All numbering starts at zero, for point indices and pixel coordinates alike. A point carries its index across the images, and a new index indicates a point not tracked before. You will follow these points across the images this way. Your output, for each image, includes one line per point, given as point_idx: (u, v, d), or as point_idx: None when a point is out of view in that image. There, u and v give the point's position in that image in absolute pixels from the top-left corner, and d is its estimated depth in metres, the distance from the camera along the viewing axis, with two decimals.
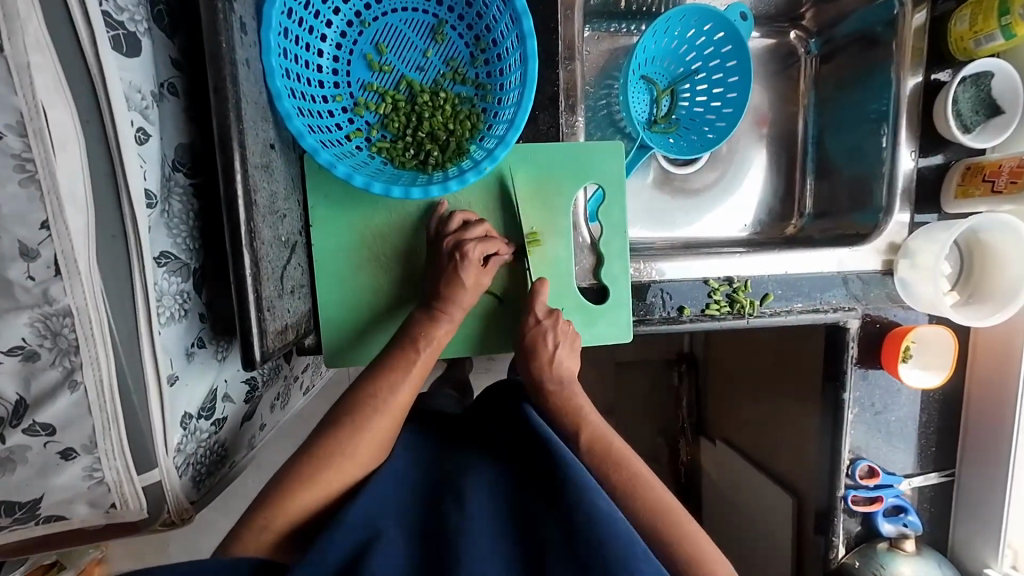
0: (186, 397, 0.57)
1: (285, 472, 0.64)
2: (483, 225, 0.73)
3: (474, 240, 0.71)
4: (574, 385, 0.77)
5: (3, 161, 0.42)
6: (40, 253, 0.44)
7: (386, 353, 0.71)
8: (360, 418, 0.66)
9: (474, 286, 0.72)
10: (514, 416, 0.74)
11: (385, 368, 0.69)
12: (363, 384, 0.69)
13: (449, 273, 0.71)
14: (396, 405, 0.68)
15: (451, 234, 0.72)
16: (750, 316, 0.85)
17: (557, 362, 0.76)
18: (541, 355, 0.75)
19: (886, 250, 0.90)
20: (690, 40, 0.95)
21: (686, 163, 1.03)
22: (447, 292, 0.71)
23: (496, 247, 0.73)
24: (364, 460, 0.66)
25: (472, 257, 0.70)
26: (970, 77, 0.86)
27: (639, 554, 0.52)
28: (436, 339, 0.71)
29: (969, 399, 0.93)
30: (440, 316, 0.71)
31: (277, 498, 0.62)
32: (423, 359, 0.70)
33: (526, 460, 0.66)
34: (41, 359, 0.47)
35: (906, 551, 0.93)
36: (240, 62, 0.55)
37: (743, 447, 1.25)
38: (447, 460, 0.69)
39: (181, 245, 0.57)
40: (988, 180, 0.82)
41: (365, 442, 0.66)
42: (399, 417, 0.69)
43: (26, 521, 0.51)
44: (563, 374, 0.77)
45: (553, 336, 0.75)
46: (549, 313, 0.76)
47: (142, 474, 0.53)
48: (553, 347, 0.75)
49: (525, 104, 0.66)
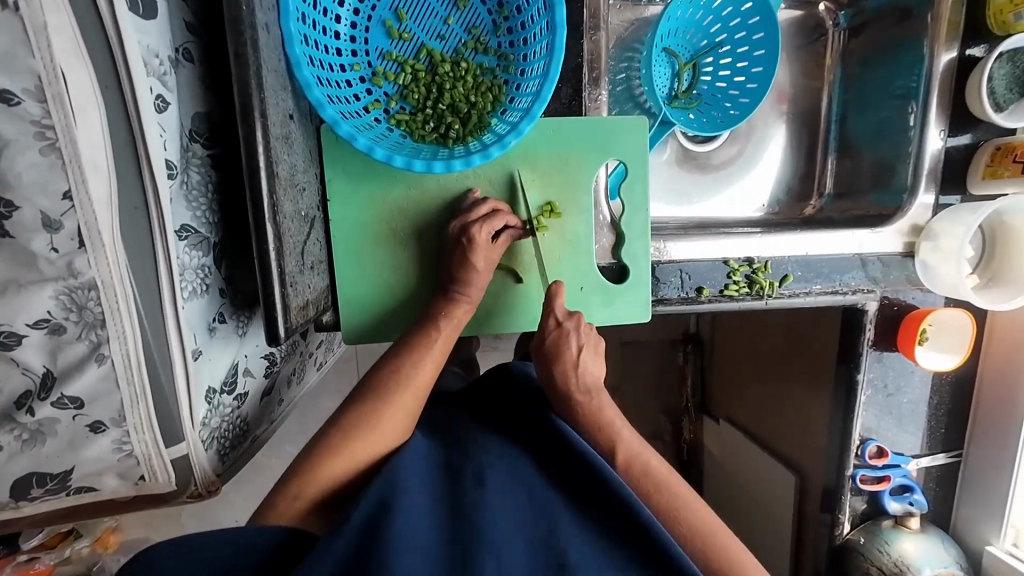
0: (209, 371, 0.57)
1: (316, 447, 0.63)
2: (490, 202, 0.72)
3: (480, 221, 0.69)
4: (602, 394, 0.72)
5: (23, 128, 0.40)
6: (63, 224, 0.43)
7: (410, 333, 0.71)
8: (382, 393, 0.67)
9: (487, 265, 0.71)
10: (527, 403, 0.74)
11: (408, 346, 0.69)
12: (383, 363, 0.69)
13: (460, 256, 0.70)
14: (420, 383, 0.68)
15: (457, 218, 0.71)
16: (769, 297, 0.84)
17: (580, 369, 0.71)
18: (566, 360, 0.71)
19: (909, 232, 0.89)
20: (716, 11, 0.92)
21: (704, 140, 1.01)
22: (461, 274, 0.70)
23: (503, 221, 0.71)
24: (389, 434, 0.66)
25: (479, 240, 0.69)
26: (1006, 53, 0.83)
27: (659, 543, 0.54)
28: (455, 317, 0.71)
29: (981, 382, 0.94)
30: (460, 300, 0.71)
31: (299, 471, 0.62)
32: (443, 336, 0.70)
33: (546, 447, 0.66)
34: (67, 332, 0.46)
35: (911, 528, 0.96)
36: (260, 26, 0.52)
37: (746, 426, 1.26)
38: (459, 443, 0.67)
39: (201, 218, 0.55)
40: (1019, 161, 0.80)
41: (390, 415, 0.66)
42: (422, 392, 0.69)
43: (58, 492, 0.51)
44: (590, 383, 0.72)
45: (577, 339, 0.72)
46: (569, 316, 0.73)
47: (171, 447, 0.53)
48: (577, 352, 0.71)
49: (552, 75, 0.63)
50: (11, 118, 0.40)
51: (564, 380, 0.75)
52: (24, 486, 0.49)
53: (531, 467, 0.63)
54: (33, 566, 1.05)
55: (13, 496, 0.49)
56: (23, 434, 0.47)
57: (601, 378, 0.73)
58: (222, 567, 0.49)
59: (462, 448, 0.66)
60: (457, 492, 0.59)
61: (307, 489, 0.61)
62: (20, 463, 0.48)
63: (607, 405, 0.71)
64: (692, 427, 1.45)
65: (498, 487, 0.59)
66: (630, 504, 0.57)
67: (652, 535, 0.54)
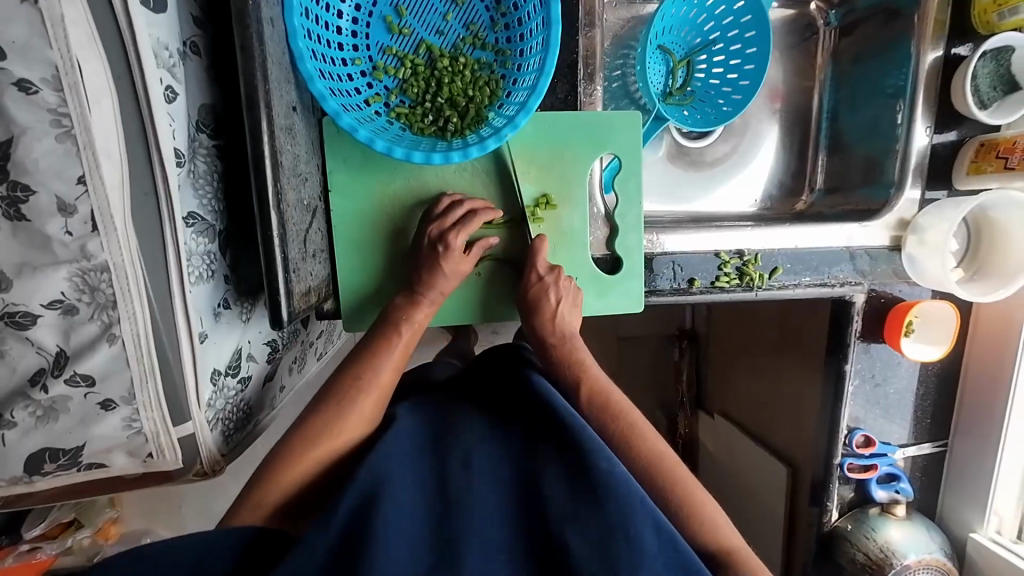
0: (215, 353, 0.59)
1: (301, 428, 0.65)
2: (465, 203, 0.73)
3: (455, 227, 0.71)
4: (575, 339, 0.78)
5: (40, 116, 0.42)
6: (77, 209, 0.45)
7: (374, 334, 0.72)
8: (346, 398, 0.67)
9: (455, 273, 0.73)
10: (513, 380, 0.75)
11: (370, 349, 0.71)
12: (350, 364, 0.70)
13: (431, 261, 0.72)
14: (380, 386, 0.69)
15: (435, 221, 0.72)
16: (759, 289, 0.86)
17: (558, 318, 0.77)
18: (545, 310, 0.76)
19: (895, 226, 0.91)
20: (710, 9, 0.94)
21: (699, 136, 1.03)
22: (428, 278, 0.72)
23: (480, 223, 0.72)
24: (359, 430, 0.67)
25: (455, 246, 0.71)
26: (991, 52, 0.85)
27: (634, 502, 0.55)
28: (417, 322, 0.72)
29: (966, 373, 0.96)
30: (422, 302, 0.73)
31: (299, 452, 0.63)
32: (405, 341, 0.72)
33: (530, 421, 0.67)
34: (80, 312, 0.48)
35: (898, 515, 0.98)
36: (265, 20, 0.55)
37: (740, 418, 1.28)
38: (446, 422, 0.69)
39: (208, 206, 0.57)
40: (1002, 157, 0.82)
41: (351, 420, 0.66)
42: (385, 393, 0.70)
43: (70, 468, 0.53)
44: (566, 330, 0.78)
45: (555, 292, 0.76)
46: (550, 269, 0.77)
47: (178, 426, 0.55)
48: (554, 304, 0.76)
49: (547, 70, 0.66)
50: (29, 106, 0.42)
51: (557, 366, 0.77)
52: (38, 461, 0.51)
53: (517, 440, 0.64)
54: (36, 556, 1.05)
55: (27, 470, 0.51)
56: (37, 411, 0.50)
57: (576, 327, 0.79)
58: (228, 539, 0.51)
59: (450, 426, 0.67)
60: (445, 469, 0.60)
61: (309, 470, 0.63)
62: (34, 438, 0.50)
63: (583, 350, 0.78)
64: (686, 421, 1.47)
65: (482, 465, 0.60)
66: (608, 471, 0.57)
67: (630, 499, 0.55)
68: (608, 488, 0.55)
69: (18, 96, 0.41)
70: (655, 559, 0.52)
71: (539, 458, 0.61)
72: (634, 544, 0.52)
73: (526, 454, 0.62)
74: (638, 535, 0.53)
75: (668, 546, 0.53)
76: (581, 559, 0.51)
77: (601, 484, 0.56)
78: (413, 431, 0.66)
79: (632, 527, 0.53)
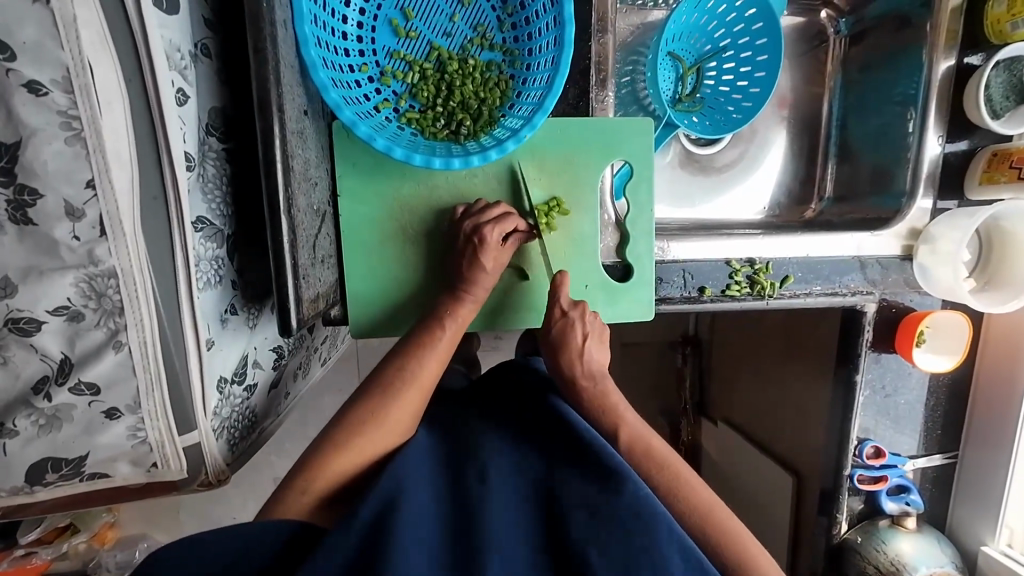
0: (221, 361, 0.58)
1: (330, 431, 0.65)
2: (505, 206, 0.73)
3: (492, 221, 0.71)
4: (606, 379, 0.74)
5: (49, 118, 0.41)
6: (85, 213, 0.44)
7: (414, 332, 0.71)
8: (390, 389, 0.67)
9: (495, 266, 0.72)
10: (528, 397, 0.74)
11: (412, 344, 0.70)
12: (391, 361, 0.69)
13: (469, 256, 0.71)
14: (424, 381, 0.68)
15: (471, 217, 0.72)
16: (770, 298, 0.85)
17: (586, 357, 0.74)
18: (570, 349, 0.73)
19: (907, 235, 0.90)
20: (720, 15, 0.94)
21: (708, 143, 1.03)
22: (469, 273, 0.71)
23: (514, 224, 0.72)
24: (396, 431, 0.66)
25: (490, 241, 0.70)
26: (1003, 62, 0.85)
27: (656, 523, 0.54)
28: (460, 317, 0.71)
29: (977, 384, 0.95)
30: (465, 297, 0.71)
31: (310, 465, 0.62)
32: (449, 336, 0.70)
33: (550, 439, 0.65)
34: (86, 319, 0.47)
35: (908, 527, 0.97)
36: (278, 23, 0.54)
37: (746, 427, 1.27)
38: (461, 437, 0.67)
39: (216, 210, 0.56)
40: (1015, 167, 0.82)
41: (397, 412, 0.66)
42: (427, 391, 0.69)
43: (72, 478, 0.52)
44: (595, 368, 0.74)
45: (581, 327, 0.74)
46: (574, 305, 0.75)
47: (183, 436, 0.54)
48: (582, 339, 0.74)
49: (561, 72, 0.65)
50: (39, 109, 0.41)
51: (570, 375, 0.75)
52: (39, 471, 0.50)
53: (536, 457, 0.63)
54: (31, 561, 1.06)
55: (28, 481, 0.50)
56: (40, 420, 0.48)
57: (605, 366, 0.76)
58: (233, 556, 0.49)
59: (463, 441, 0.66)
60: (461, 484, 0.59)
61: (315, 483, 0.61)
62: (36, 448, 0.49)
63: (615, 394, 0.74)
64: (690, 428, 1.45)
65: (501, 480, 0.59)
66: (633, 494, 0.56)
67: (657, 526, 0.53)
68: (635, 514, 0.54)
69: (28, 98, 0.40)
70: None
71: (559, 474, 0.60)
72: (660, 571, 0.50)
73: (546, 471, 0.60)
74: (667, 565, 0.51)
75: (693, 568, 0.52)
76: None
77: (627, 511, 0.54)
78: (429, 447, 0.65)
79: (659, 555, 0.51)
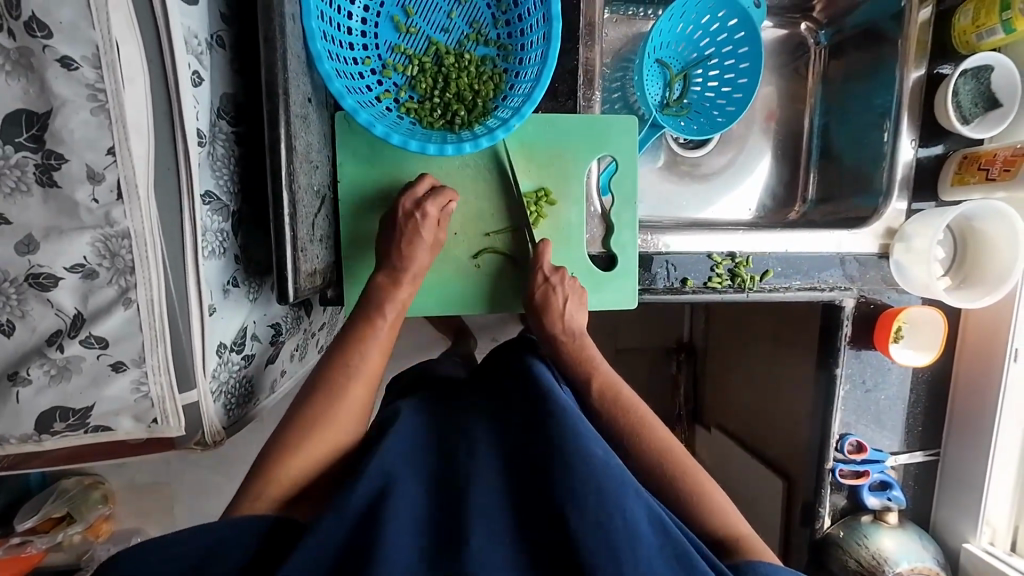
0: (221, 328, 0.62)
1: (289, 419, 0.66)
2: (428, 178, 0.76)
3: (425, 196, 0.74)
4: (584, 337, 0.80)
5: (79, 91, 0.46)
6: (105, 177, 0.49)
7: (353, 319, 0.73)
8: (335, 383, 0.68)
9: (432, 242, 0.74)
10: (514, 368, 0.76)
11: (354, 334, 0.71)
12: (335, 352, 0.71)
13: (410, 231, 0.73)
14: (369, 368, 0.70)
15: (403, 194, 0.75)
16: (750, 290, 0.89)
17: (568, 317, 0.79)
18: (552, 309, 0.78)
19: (884, 234, 0.94)
20: (705, 26, 0.99)
21: (696, 146, 1.07)
22: (408, 250, 0.73)
23: (446, 198, 0.75)
24: (345, 423, 0.67)
25: (430, 215, 0.73)
26: (971, 70, 0.90)
27: (628, 488, 0.55)
28: (398, 300, 0.73)
29: (956, 381, 0.97)
30: (403, 278, 0.73)
31: (294, 433, 0.65)
32: (389, 321, 0.73)
33: (523, 407, 0.67)
34: (99, 277, 0.51)
35: (889, 523, 0.98)
36: (287, 16, 0.59)
37: (737, 429, 1.29)
38: (450, 421, 0.69)
39: (223, 186, 0.61)
40: (983, 169, 0.86)
41: (345, 403, 0.67)
42: (372, 381, 0.70)
43: (77, 429, 0.55)
44: (575, 327, 0.79)
45: (560, 291, 0.79)
46: (555, 270, 0.80)
47: (183, 394, 0.57)
48: (562, 302, 0.78)
49: (549, 64, 0.70)
50: (70, 82, 0.46)
51: (558, 343, 0.79)
52: (48, 419, 0.54)
53: (517, 432, 0.64)
54: (26, 550, 1.07)
55: (37, 428, 0.54)
56: (52, 369, 0.52)
57: (585, 325, 0.81)
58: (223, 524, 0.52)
59: (452, 427, 0.68)
60: (450, 463, 0.61)
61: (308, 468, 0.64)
62: (48, 396, 0.53)
63: (592, 347, 0.79)
64: (683, 434, 1.46)
65: (486, 456, 0.60)
66: (603, 462, 0.56)
67: (624, 486, 0.55)
68: (605, 477, 0.55)
69: (61, 72, 0.46)
70: (650, 542, 0.52)
71: (534, 450, 0.60)
72: (629, 527, 0.52)
73: (524, 448, 0.61)
74: (635, 520, 0.53)
75: (660, 528, 0.54)
76: (583, 539, 0.51)
77: (597, 473, 0.55)
78: (413, 426, 0.67)
79: (628, 512, 0.53)
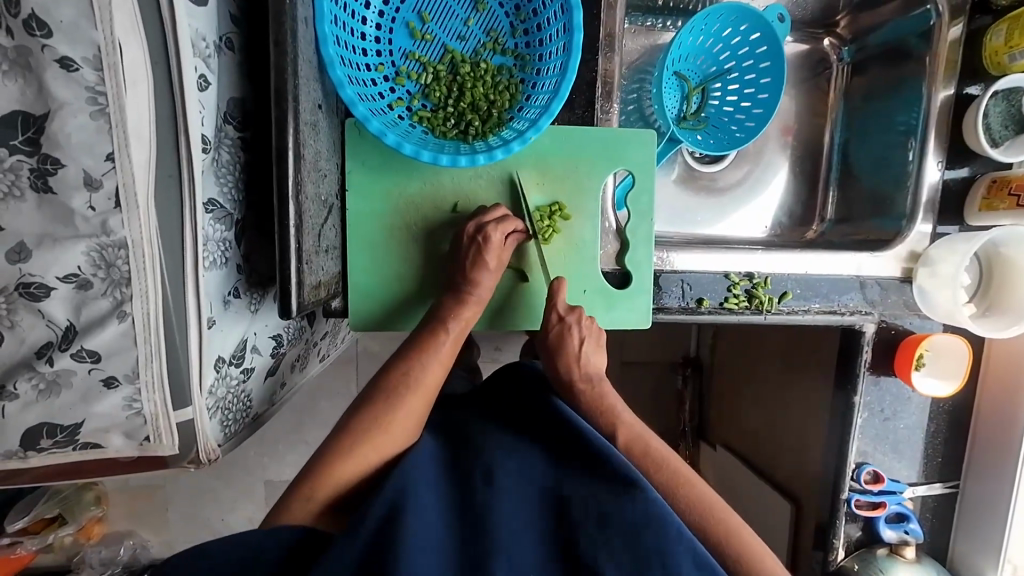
0: (220, 342, 0.59)
1: (336, 434, 0.63)
2: (502, 208, 0.75)
3: (495, 221, 0.73)
4: (604, 384, 0.76)
5: (77, 92, 0.44)
6: (102, 184, 0.46)
7: (419, 332, 0.71)
8: (392, 394, 0.66)
9: (498, 265, 0.73)
10: (533, 395, 0.73)
11: (416, 346, 0.69)
12: (393, 363, 0.69)
13: (472, 254, 0.72)
14: (427, 385, 0.68)
15: (473, 218, 0.73)
16: (768, 313, 0.86)
17: (582, 361, 0.76)
18: (568, 350, 0.75)
19: (906, 258, 0.91)
20: (726, 39, 0.97)
21: (713, 161, 1.05)
22: (472, 273, 0.72)
23: (513, 226, 0.74)
24: (400, 433, 0.65)
25: (493, 240, 0.71)
26: (1002, 92, 0.87)
27: (670, 530, 0.53)
28: (464, 318, 0.72)
29: (977, 412, 0.94)
30: (468, 299, 0.72)
31: (339, 445, 0.62)
32: (451, 338, 0.70)
33: (552, 436, 0.65)
34: (93, 288, 0.48)
35: (906, 557, 0.94)
36: (299, 20, 0.57)
37: (745, 451, 1.25)
38: (465, 440, 0.66)
39: (227, 194, 0.58)
40: (1014, 194, 0.83)
41: (400, 419, 0.65)
42: (429, 396, 0.68)
43: (65, 446, 0.53)
44: (592, 372, 0.76)
45: (577, 332, 0.76)
46: (571, 310, 0.77)
47: (177, 411, 0.55)
48: (577, 344, 0.75)
49: (568, 76, 0.68)
50: (68, 83, 0.44)
51: (574, 390, 0.76)
52: (34, 435, 0.51)
53: (543, 458, 0.61)
54: (15, 551, 1.05)
55: (22, 445, 0.51)
56: (40, 384, 0.50)
57: (602, 367, 0.78)
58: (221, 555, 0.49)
59: (469, 446, 0.64)
60: (470, 486, 0.57)
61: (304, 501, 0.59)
62: (33, 412, 0.50)
63: (611, 393, 0.75)
64: (688, 452, 1.42)
65: (508, 481, 0.57)
66: (642, 498, 0.54)
67: (665, 527, 0.53)
68: (644, 516, 0.53)
69: (60, 73, 0.43)
70: None
71: (564, 479, 0.58)
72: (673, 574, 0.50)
73: (552, 475, 0.59)
74: (677, 564, 0.51)
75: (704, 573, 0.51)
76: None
77: (635, 511, 0.53)
78: (433, 449, 0.64)
79: (670, 556, 0.51)
